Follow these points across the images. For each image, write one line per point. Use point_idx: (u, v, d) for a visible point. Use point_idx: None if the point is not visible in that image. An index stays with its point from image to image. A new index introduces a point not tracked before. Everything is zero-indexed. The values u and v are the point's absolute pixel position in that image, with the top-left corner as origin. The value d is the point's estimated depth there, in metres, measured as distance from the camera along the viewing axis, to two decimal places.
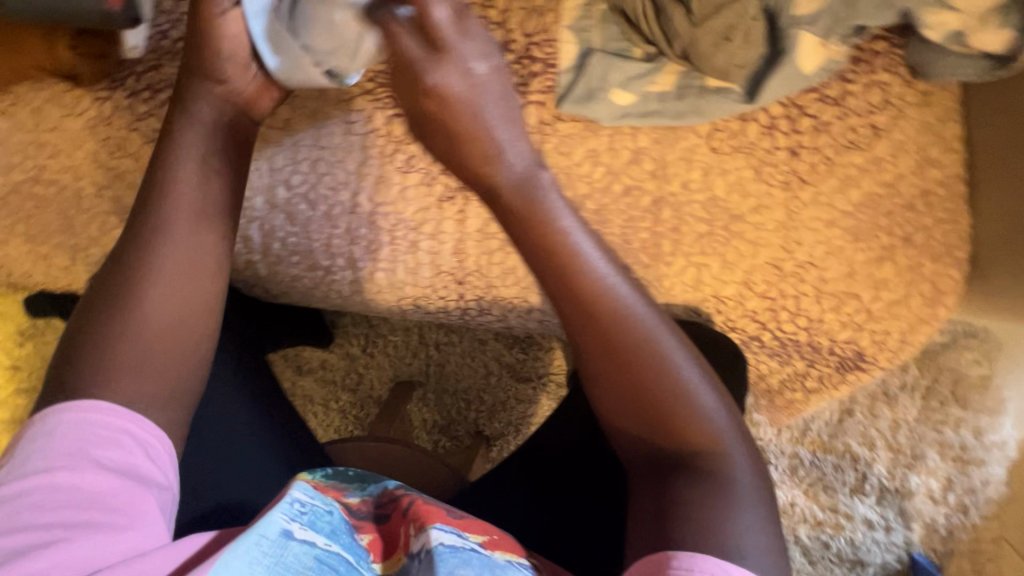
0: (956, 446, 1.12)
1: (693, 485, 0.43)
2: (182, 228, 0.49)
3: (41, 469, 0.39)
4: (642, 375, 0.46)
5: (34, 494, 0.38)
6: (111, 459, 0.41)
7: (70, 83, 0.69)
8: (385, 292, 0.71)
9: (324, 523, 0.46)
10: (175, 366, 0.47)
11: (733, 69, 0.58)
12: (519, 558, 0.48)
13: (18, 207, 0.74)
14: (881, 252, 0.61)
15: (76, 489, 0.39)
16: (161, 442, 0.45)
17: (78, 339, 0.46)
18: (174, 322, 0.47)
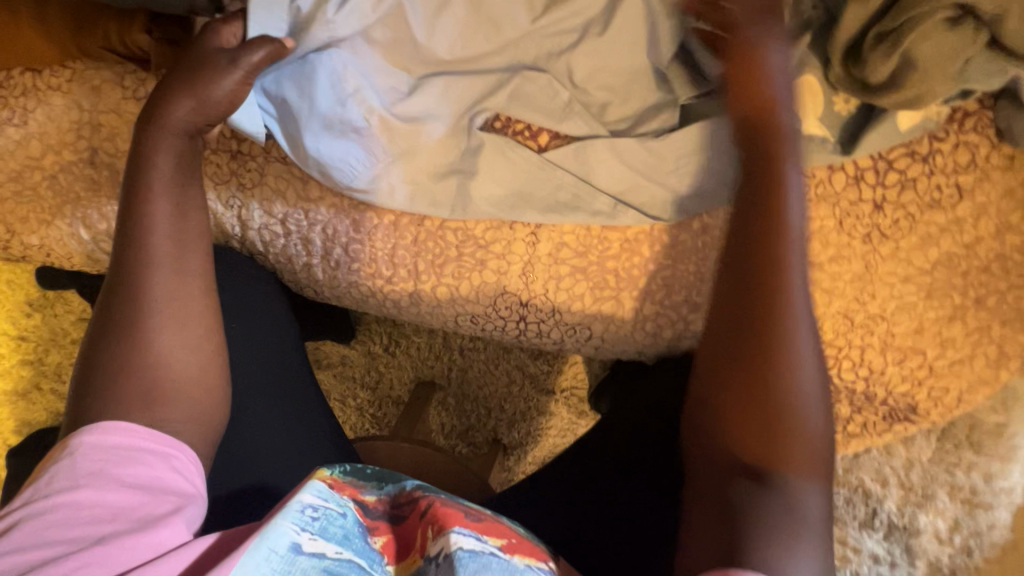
0: (967, 489, 1.09)
1: (769, 499, 0.42)
2: (166, 269, 0.52)
3: (65, 486, 0.42)
4: (769, 371, 0.44)
5: (59, 511, 0.41)
6: (130, 475, 0.44)
7: (136, 67, 0.66)
8: (445, 306, 0.70)
9: (335, 530, 0.44)
10: (183, 389, 0.50)
11: (832, 123, 0.59)
12: (538, 562, 0.46)
13: (68, 188, 0.72)
14: (952, 311, 0.61)
15: (98, 503, 0.42)
16: (181, 453, 0.48)
17: (92, 370, 0.49)
18: (172, 346, 0.51)
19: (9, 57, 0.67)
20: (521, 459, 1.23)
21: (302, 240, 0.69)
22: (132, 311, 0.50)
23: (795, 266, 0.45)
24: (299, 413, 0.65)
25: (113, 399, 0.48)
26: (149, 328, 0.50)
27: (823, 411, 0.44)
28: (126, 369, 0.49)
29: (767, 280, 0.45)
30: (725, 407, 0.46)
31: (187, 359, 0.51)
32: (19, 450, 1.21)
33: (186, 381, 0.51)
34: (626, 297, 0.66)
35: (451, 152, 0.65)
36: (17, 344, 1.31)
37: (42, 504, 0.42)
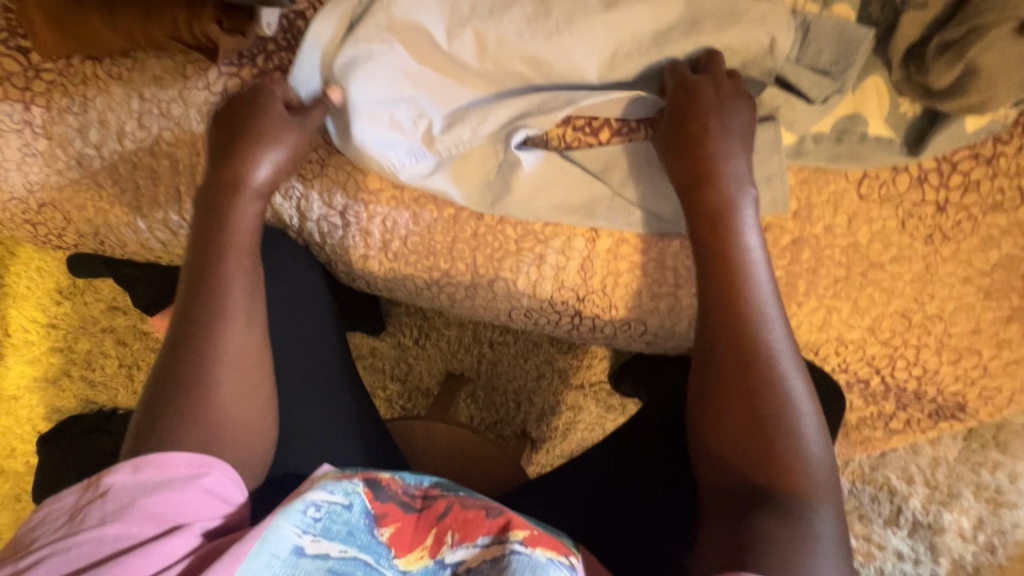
0: (991, 488, 1.11)
1: (775, 517, 0.43)
2: (246, 311, 0.54)
3: (94, 522, 0.41)
4: (756, 414, 0.48)
5: (86, 545, 0.40)
6: (156, 504, 0.43)
7: (199, 56, 0.66)
8: (500, 301, 0.71)
9: (339, 527, 0.45)
10: (240, 408, 0.52)
11: (897, 125, 0.59)
12: (559, 555, 0.44)
13: (128, 177, 0.73)
14: (1009, 312, 0.62)
15: (125, 536, 0.41)
16: (212, 471, 0.47)
17: (162, 387, 0.50)
18: (236, 364, 0.52)
19: (70, 46, 0.67)
20: (550, 452, 1.25)
21: (360, 231, 0.70)
22: (205, 346, 0.52)
23: (771, 325, 0.50)
24: (348, 400, 0.67)
25: (177, 426, 0.48)
26: (219, 361, 0.52)
27: (820, 443, 0.47)
28: (196, 396, 0.50)
29: (749, 341, 0.49)
30: (726, 447, 0.49)
31: (249, 390, 0.53)
32: (52, 434, 1.22)
33: (247, 409, 0.52)
34: (684, 294, 0.67)
35: (489, 161, 0.65)
36: (47, 331, 1.31)
37: (67, 540, 0.40)
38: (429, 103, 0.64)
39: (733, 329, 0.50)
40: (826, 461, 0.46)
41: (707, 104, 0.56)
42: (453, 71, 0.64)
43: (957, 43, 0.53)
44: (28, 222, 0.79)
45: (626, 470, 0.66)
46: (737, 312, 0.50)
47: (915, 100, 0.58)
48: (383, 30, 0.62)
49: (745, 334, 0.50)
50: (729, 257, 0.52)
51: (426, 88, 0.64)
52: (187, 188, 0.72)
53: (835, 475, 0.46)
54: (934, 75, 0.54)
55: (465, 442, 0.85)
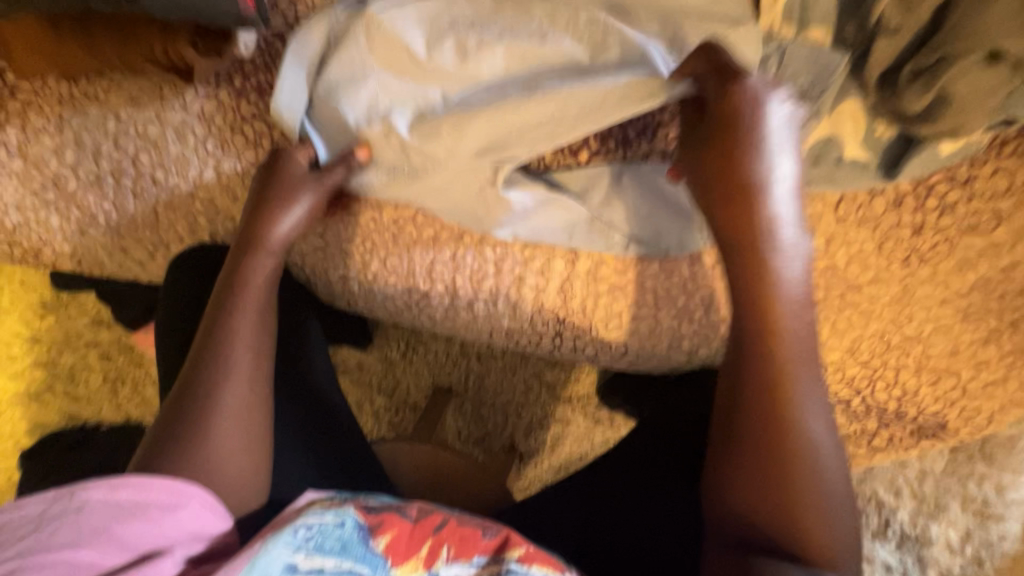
0: (978, 500, 1.10)
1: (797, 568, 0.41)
2: (246, 352, 0.54)
3: (65, 542, 0.40)
4: (783, 458, 0.46)
5: (58, 568, 0.39)
6: (131, 533, 0.42)
7: (176, 78, 0.66)
8: (481, 321, 0.71)
9: (332, 542, 0.43)
10: (242, 448, 0.51)
11: (873, 148, 0.59)
12: (558, 572, 0.44)
13: (105, 198, 0.72)
14: (987, 334, 0.62)
15: (96, 565, 0.40)
16: (189, 502, 0.45)
17: (165, 431, 0.49)
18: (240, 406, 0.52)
19: (44, 67, 0.66)
20: (538, 465, 1.24)
21: (339, 252, 0.69)
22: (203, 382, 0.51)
23: (802, 374, 0.48)
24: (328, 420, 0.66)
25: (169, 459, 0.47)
26: (218, 400, 0.51)
27: (840, 494, 0.46)
28: (197, 429, 0.49)
29: (776, 384, 0.47)
30: (749, 501, 0.46)
31: (239, 421, 0.51)
32: (35, 451, 1.20)
33: (236, 442, 0.51)
34: (663, 316, 0.67)
35: (472, 180, 0.62)
36: (29, 346, 1.29)
37: (38, 559, 0.39)
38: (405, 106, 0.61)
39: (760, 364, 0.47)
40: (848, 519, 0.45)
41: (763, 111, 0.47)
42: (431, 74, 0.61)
43: (929, 70, 0.53)
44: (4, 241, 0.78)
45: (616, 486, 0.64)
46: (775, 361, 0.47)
47: (890, 124, 0.58)
48: (364, 48, 0.61)
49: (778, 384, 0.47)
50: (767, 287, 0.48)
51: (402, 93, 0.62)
52: (166, 209, 0.71)
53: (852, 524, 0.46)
54: (907, 101, 0.54)
55: (447, 462, 0.85)
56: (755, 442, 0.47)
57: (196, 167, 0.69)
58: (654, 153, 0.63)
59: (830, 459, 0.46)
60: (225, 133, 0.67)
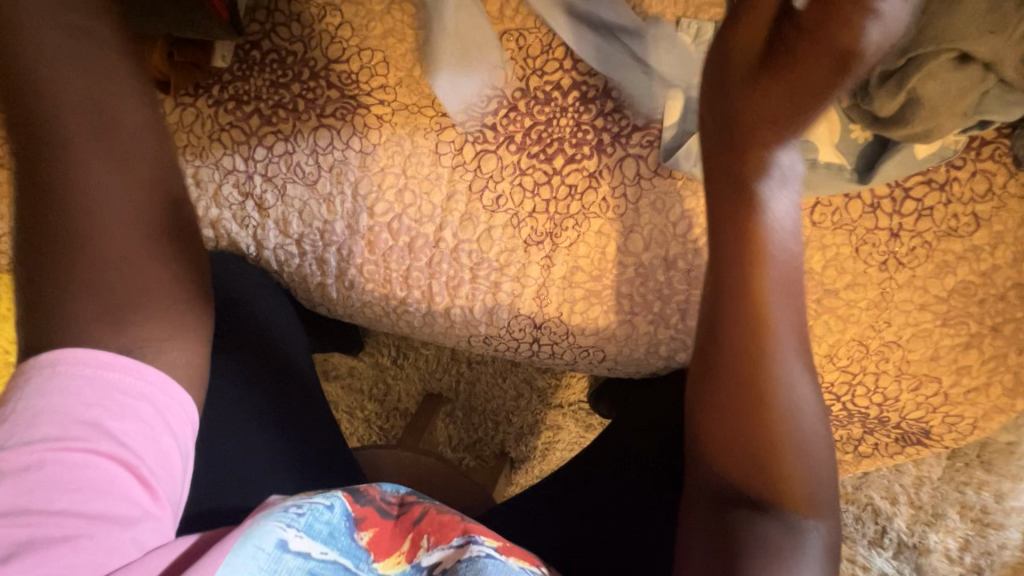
0: (977, 507, 1.08)
1: (774, 523, 0.42)
2: (114, 186, 0.43)
3: (50, 437, 0.35)
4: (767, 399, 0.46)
5: (47, 468, 0.34)
6: (126, 432, 0.37)
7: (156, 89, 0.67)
8: (458, 328, 0.70)
9: (322, 527, 0.40)
10: (139, 275, 0.43)
11: (847, 153, 0.59)
12: (531, 565, 0.45)
13: None
14: (968, 339, 0.61)
15: (88, 466, 0.35)
16: (174, 403, 0.41)
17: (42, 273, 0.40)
18: (139, 240, 0.43)
19: None
20: (529, 472, 1.23)
21: (316, 259, 0.70)
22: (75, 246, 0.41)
23: (787, 318, 0.49)
24: None
25: (70, 303, 0.40)
26: (103, 257, 0.41)
27: (819, 445, 0.46)
28: (88, 270, 0.41)
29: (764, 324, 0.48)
30: (719, 418, 0.47)
31: (141, 275, 0.43)
32: None
33: (154, 329, 0.43)
34: (639, 321, 0.66)
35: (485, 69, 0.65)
36: None
37: (29, 460, 0.34)
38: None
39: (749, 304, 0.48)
40: (822, 463, 0.46)
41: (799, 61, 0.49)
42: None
43: (899, 72, 0.52)
44: None
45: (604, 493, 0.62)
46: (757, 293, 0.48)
47: (865, 126, 0.58)
48: None
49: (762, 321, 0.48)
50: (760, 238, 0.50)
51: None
52: None
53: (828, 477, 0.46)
54: (878, 104, 0.54)
55: (430, 470, 0.84)
56: (733, 364, 0.47)
57: None
58: (630, 157, 0.64)
59: (811, 403, 0.47)
60: (202, 141, 0.68)
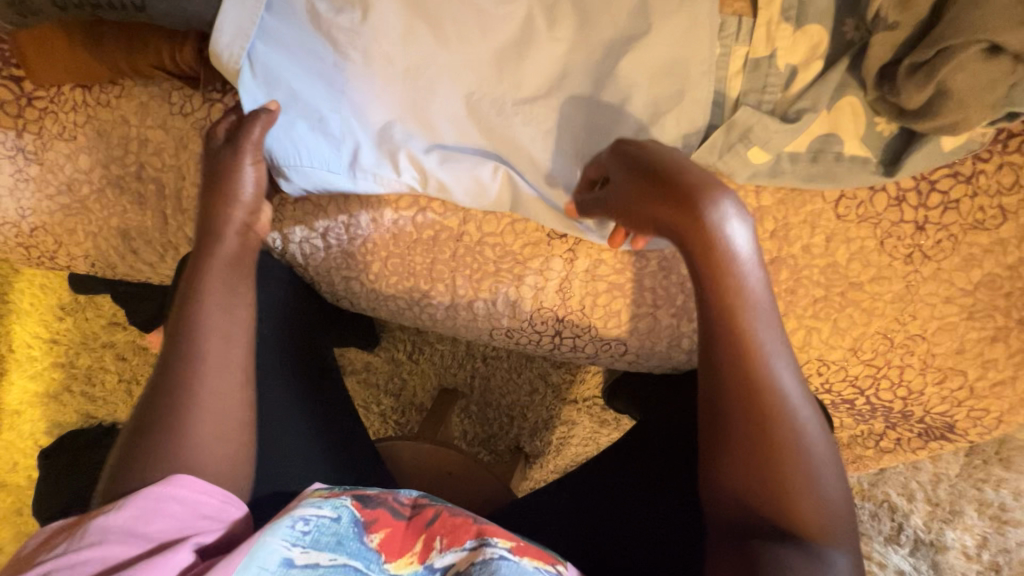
0: (995, 504, 1.06)
1: (797, 557, 0.40)
2: (218, 358, 0.53)
3: (92, 540, 0.41)
4: (775, 453, 0.44)
5: (88, 565, 0.40)
6: (157, 526, 0.44)
7: (184, 85, 0.68)
8: (481, 320, 0.72)
9: (328, 538, 0.44)
10: (220, 443, 0.51)
11: (873, 144, 0.59)
12: (547, 564, 0.45)
13: (116, 201, 0.74)
14: (994, 332, 0.61)
15: (125, 559, 0.41)
16: (207, 497, 0.47)
17: (145, 425, 0.50)
18: (222, 411, 0.51)
19: (60, 75, 0.69)
20: (543, 467, 1.24)
21: (342, 253, 0.71)
22: (179, 400, 0.50)
23: (780, 371, 0.46)
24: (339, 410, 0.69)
25: (159, 447, 0.48)
26: (202, 400, 0.51)
27: (835, 477, 0.45)
28: (177, 432, 0.49)
29: (750, 390, 0.45)
30: (729, 481, 0.45)
31: (233, 411, 0.52)
32: (53, 449, 1.23)
33: (225, 458, 0.51)
34: (662, 314, 0.67)
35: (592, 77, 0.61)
36: (48, 347, 1.31)
37: (71, 558, 0.40)
38: (402, 116, 0.64)
39: (730, 377, 0.45)
40: (841, 501, 0.44)
41: (660, 154, 0.51)
42: (430, 67, 0.62)
43: (928, 64, 0.52)
44: (20, 245, 0.81)
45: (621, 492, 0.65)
46: (744, 358, 0.45)
47: (891, 119, 0.57)
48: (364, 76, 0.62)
49: (760, 383, 0.45)
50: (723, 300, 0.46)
51: (393, 86, 0.63)
52: (175, 211, 0.73)
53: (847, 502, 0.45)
54: (906, 96, 0.54)
55: (449, 462, 0.85)
56: (735, 436, 0.45)
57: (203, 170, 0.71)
58: None
59: (819, 442, 0.45)
60: None
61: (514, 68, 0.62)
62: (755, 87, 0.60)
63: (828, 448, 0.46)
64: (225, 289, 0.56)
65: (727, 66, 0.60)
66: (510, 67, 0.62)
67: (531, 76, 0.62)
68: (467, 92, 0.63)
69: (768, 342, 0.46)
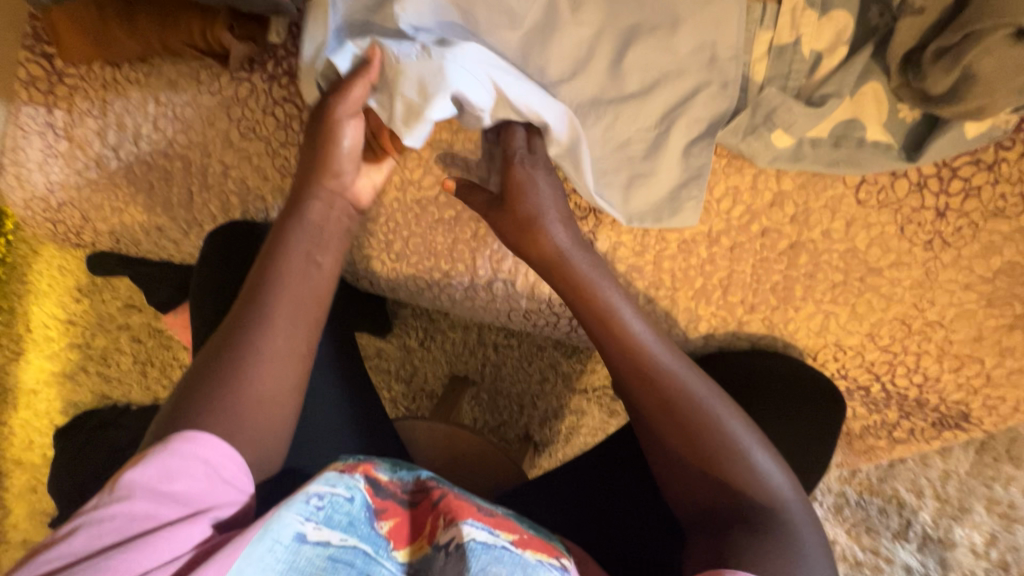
0: (1004, 503, 1.04)
1: (745, 534, 0.46)
2: (284, 313, 0.55)
3: (121, 495, 0.42)
4: (700, 436, 0.52)
5: (116, 520, 0.41)
6: (182, 489, 0.44)
7: (213, 63, 0.69)
8: (500, 301, 0.74)
9: (340, 517, 0.44)
10: (276, 400, 0.53)
11: (896, 130, 0.59)
12: (550, 558, 0.46)
13: (143, 177, 0.76)
14: (1012, 321, 0.61)
15: (151, 517, 0.42)
16: (229, 463, 0.48)
17: (209, 368, 0.52)
18: (281, 367, 0.54)
19: (91, 52, 0.70)
20: (552, 456, 1.24)
21: (365, 232, 0.72)
22: (252, 354, 0.53)
23: (689, 377, 0.55)
24: (355, 387, 0.70)
25: (219, 398, 0.50)
26: (268, 354, 0.53)
27: (765, 454, 0.52)
28: (237, 386, 0.51)
29: (674, 398, 0.53)
30: (672, 468, 0.53)
31: (291, 370, 0.55)
32: (71, 426, 1.25)
33: (276, 417, 0.53)
34: (681, 297, 0.68)
35: (613, 66, 0.62)
36: (65, 327, 1.32)
37: (100, 512, 0.41)
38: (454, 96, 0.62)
39: (654, 394, 0.54)
40: (784, 477, 0.51)
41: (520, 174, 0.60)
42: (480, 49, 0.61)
43: (953, 49, 0.53)
44: (49, 220, 0.83)
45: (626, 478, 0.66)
46: (649, 371, 0.55)
47: (914, 106, 0.58)
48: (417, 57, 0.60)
49: (676, 392, 0.53)
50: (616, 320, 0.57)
51: None
52: (201, 188, 0.75)
53: (791, 479, 0.51)
54: (931, 80, 0.54)
55: (463, 444, 0.86)
56: (669, 436, 0.53)
57: (230, 148, 0.72)
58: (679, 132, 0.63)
59: (747, 430, 0.52)
60: (257, 115, 0.70)
61: (544, 52, 0.62)
62: (778, 73, 0.60)
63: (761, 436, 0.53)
64: (302, 251, 0.59)
65: (752, 51, 0.61)
66: (542, 48, 0.62)
67: (563, 63, 0.62)
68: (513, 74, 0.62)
69: (659, 353, 0.56)
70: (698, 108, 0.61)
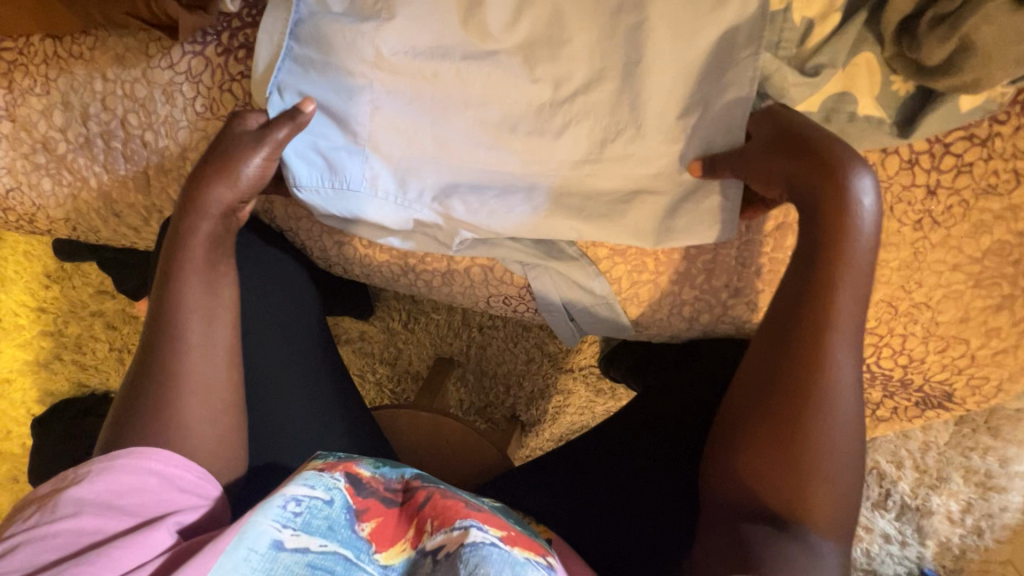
0: (981, 472, 1.05)
1: (784, 544, 0.43)
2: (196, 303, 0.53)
3: (66, 512, 0.41)
4: (799, 414, 0.46)
5: (61, 537, 0.39)
6: (133, 503, 0.43)
7: (161, 35, 0.63)
8: (479, 286, 0.73)
9: (320, 521, 0.42)
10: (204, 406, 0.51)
11: (890, 106, 0.56)
12: (537, 556, 0.44)
13: (94, 160, 0.71)
14: (999, 300, 0.60)
15: (99, 531, 0.40)
16: (184, 471, 0.47)
17: (139, 379, 0.51)
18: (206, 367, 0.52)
19: (27, 24, 0.64)
20: (539, 436, 1.24)
21: None
22: (168, 369, 0.50)
23: (845, 368, 0.46)
24: (333, 381, 0.68)
25: (145, 409, 0.49)
26: (194, 352, 0.52)
27: (850, 471, 0.46)
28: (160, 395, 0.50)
29: (806, 383, 0.46)
30: (748, 447, 0.49)
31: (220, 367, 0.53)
32: (48, 416, 1.22)
33: (207, 432, 0.51)
34: (663, 280, 0.66)
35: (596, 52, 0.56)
36: (36, 315, 1.28)
37: (44, 529, 0.40)
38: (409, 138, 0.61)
39: (782, 363, 0.48)
40: (850, 493, 0.46)
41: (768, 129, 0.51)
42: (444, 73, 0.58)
43: (951, 16, 0.49)
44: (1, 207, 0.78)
45: (629, 480, 0.64)
46: (805, 344, 0.46)
47: (908, 77, 0.55)
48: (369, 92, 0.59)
49: (810, 376, 0.46)
50: (827, 291, 0.46)
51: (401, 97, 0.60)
52: (158, 172, 0.70)
53: (854, 500, 0.46)
54: (926, 51, 0.51)
55: (445, 431, 0.85)
56: (777, 411, 0.47)
57: (186, 129, 0.67)
58: None
59: (850, 441, 0.46)
60: (214, 92, 0.65)
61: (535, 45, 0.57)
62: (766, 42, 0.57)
63: (856, 452, 0.46)
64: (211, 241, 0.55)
65: None
66: (533, 45, 0.57)
67: (545, 62, 0.57)
68: (469, 114, 0.60)
69: (842, 333, 0.46)
70: (677, 83, 0.55)
